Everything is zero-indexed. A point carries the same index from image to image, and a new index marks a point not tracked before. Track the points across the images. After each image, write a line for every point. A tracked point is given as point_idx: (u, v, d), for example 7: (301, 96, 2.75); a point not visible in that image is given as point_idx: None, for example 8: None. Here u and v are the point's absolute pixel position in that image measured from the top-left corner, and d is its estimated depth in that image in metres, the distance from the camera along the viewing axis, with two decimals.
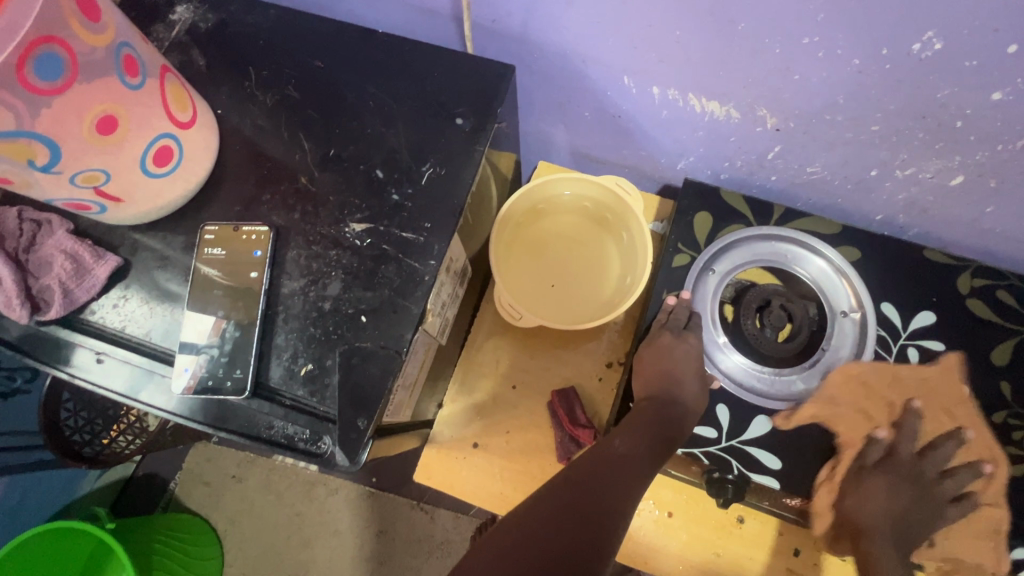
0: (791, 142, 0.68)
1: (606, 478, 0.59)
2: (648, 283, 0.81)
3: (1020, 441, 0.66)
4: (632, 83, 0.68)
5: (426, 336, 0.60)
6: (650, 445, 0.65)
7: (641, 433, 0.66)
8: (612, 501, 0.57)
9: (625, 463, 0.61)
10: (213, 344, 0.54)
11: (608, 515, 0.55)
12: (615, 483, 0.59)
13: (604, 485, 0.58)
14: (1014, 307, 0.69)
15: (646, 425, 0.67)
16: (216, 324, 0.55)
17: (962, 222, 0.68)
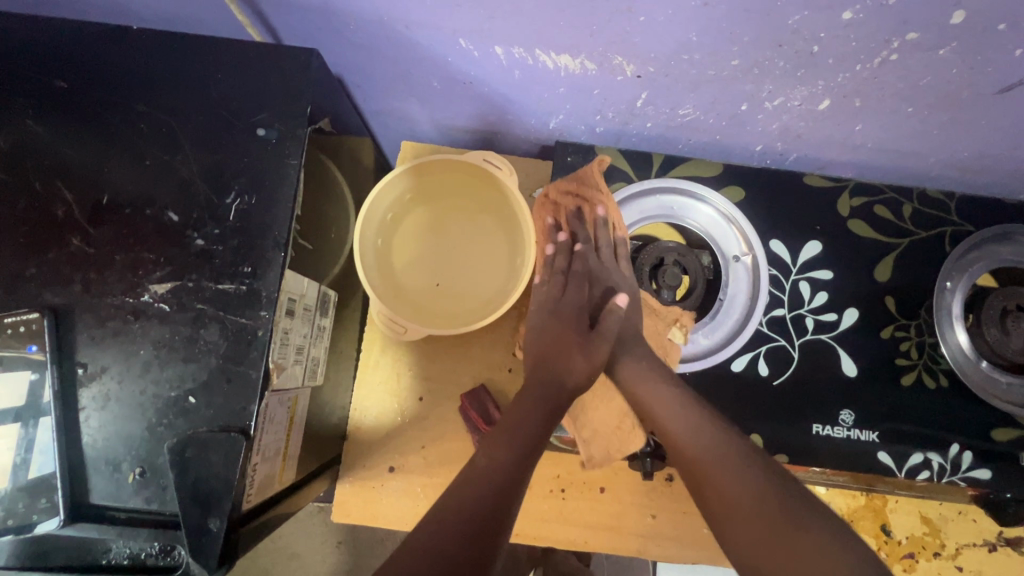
0: (655, 87, 0.61)
1: (452, 530, 0.46)
2: (539, 261, 0.75)
3: (907, 352, 0.67)
4: (471, 45, 0.59)
5: (285, 392, 0.51)
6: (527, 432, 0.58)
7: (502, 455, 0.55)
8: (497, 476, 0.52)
9: (502, 468, 0.53)
10: (28, 408, 0.44)
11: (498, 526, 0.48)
12: (498, 483, 0.52)
13: (465, 513, 0.48)
14: (890, 221, 0.70)
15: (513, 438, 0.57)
16: (28, 384, 0.44)
17: (834, 143, 0.66)
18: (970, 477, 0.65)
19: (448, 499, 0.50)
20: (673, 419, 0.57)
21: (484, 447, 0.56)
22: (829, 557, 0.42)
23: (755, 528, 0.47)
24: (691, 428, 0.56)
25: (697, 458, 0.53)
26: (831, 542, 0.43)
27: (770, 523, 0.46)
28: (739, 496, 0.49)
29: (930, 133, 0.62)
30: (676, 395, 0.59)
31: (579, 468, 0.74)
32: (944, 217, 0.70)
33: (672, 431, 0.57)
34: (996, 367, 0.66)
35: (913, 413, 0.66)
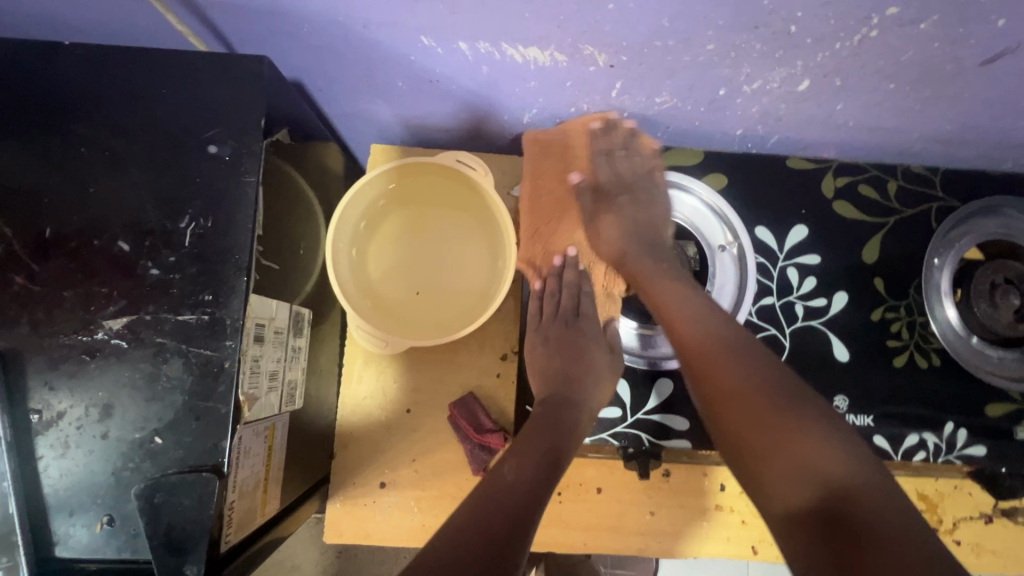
0: (630, 77, 0.59)
1: (475, 524, 0.46)
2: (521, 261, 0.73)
3: (898, 333, 0.66)
4: (434, 42, 0.56)
5: (260, 422, 0.49)
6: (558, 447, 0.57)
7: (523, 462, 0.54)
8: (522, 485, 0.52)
9: (527, 480, 0.52)
10: None
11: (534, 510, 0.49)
12: (523, 490, 0.51)
13: (495, 503, 0.49)
14: (875, 200, 0.69)
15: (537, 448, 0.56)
16: None
17: (816, 123, 0.64)
18: (965, 454, 0.64)
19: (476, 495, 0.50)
20: (685, 319, 0.57)
21: (509, 459, 0.54)
22: (817, 447, 0.44)
23: (749, 415, 0.48)
24: (700, 326, 0.56)
25: (703, 352, 0.54)
26: (817, 428, 0.45)
27: (764, 412, 0.47)
28: (740, 386, 0.50)
29: (912, 108, 0.60)
30: (692, 300, 0.59)
31: (575, 471, 0.73)
32: (929, 192, 0.69)
33: (681, 327, 0.57)
34: (987, 343, 0.66)
35: (907, 394, 0.65)
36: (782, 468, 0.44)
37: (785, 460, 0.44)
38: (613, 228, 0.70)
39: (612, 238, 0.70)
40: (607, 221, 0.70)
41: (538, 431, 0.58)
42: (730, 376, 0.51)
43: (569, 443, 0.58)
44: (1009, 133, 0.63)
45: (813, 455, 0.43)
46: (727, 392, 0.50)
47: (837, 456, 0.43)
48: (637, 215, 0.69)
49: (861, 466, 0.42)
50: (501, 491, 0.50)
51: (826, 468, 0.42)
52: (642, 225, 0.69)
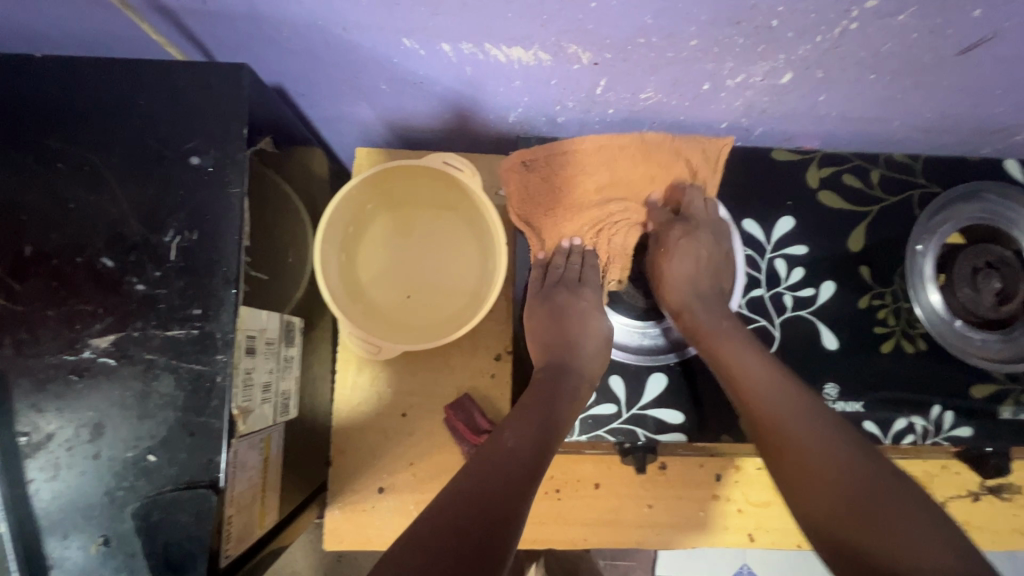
0: (614, 74, 0.59)
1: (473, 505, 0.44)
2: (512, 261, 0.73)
3: (884, 319, 0.67)
4: (416, 44, 0.55)
5: (255, 435, 0.48)
6: (554, 416, 0.57)
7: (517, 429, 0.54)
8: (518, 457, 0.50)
9: (522, 451, 0.51)
10: None
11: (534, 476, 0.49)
12: (523, 460, 0.50)
13: (496, 474, 0.48)
14: (859, 189, 0.69)
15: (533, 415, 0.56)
16: None
17: (799, 115, 0.65)
18: (953, 436, 0.65)
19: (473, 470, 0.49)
20: (759, 387, 0.53)
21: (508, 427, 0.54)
22: (911, 534, 0.39)
23: (840, 499, 0.43)
24: (775, 395, 0.52)
25: (780, 424, 0.50)
26: (909, 507, 0.41)
27: (861, 499, 0.42)
28: (826, 464, 0.46)
29: (894, 98, 0.61)
30: (764, 368, 0.55)
31: (572, 468, 0.73)
32: (911, 180, 0.70)
33: (755, 397, 0.53)
34: (970, 326, 0.68)
35: (894, 379, 0.66)
36: (870, 553, 0.40)
37: (880, 539, 0.40)
38: (683, 271, 0.65)
39: (683, 286, 0.64)
40: (671, 260, 0.66)
41: (537, 401, 0.57)
42: (812, 449, 0.47)
43: (563, 411, 0.58)
44: (992, 118, 0.64)
45: (908, 545, 0.39)
46: (811, 469, 0.46)
47: (933, 538, 0.39)
48: (707, 256, 0.66)
49: (960, 548, 0.38)
50: (499, 457, 0.50)
51: (919, 556, 0.38)
52: (709, 266, 0.66)
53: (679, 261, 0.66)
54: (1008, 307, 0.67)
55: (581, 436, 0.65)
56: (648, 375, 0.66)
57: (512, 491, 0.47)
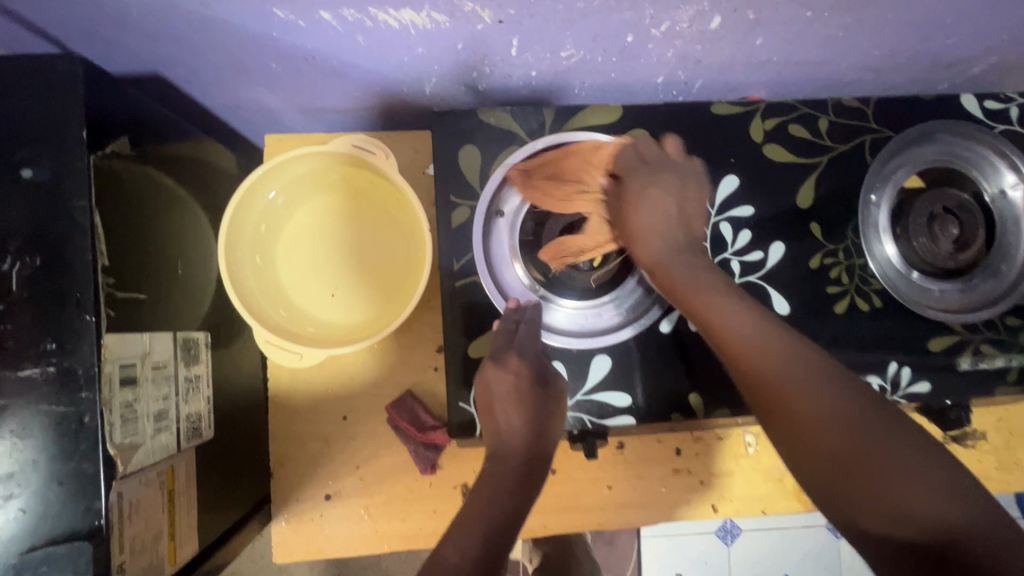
0: (526, 32, 0.53)
1: (499, 495, 0.50)
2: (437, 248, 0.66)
3: (837, 278, 0.63)
4: (292, 15, 0.48)
5: (149, 469, 0.44)
6: (544, 406, 0.57)
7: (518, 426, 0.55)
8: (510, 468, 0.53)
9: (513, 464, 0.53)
10: None
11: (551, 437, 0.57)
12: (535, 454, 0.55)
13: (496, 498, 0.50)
14: (807, 139, 0.64)
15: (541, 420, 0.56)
16: None
17: (736, 62, 0.60)
18: (910, 393, 0.63)
19: (495, 469, 0.53)
20: (745, 335, 0.49)
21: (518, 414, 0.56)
22: (915, 484, 0.38)
23: (867, 469, 0.40)
24: (788, 365, 0.46)
25: (790, 399, 0.45)
26: (921, 467, 0.39)
27: (870, 466, 0.40)
28: (808, 402, 0.44)
29: (834, 37, 0.57)
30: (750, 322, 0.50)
31: None
32: (863, 125, 0.65)
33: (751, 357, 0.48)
34: (927, 278, 0.65)
35: (849, 340, 0.63)
36: (871, 505, 0.39)
37: (874, 499, 0.39)
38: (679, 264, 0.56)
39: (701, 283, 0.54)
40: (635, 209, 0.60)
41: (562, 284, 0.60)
42: (803, 405, 0.44)
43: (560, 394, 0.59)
44: (943, 52, 0.61)
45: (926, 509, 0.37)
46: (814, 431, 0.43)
47: (932, 495, 0.38)
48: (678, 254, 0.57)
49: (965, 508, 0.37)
50: (505, 450, 0.54)
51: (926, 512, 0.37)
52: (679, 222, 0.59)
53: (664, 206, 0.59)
54: (966, 255, 0.65)
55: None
56: (592, 358, 0.61)
57: (528, 477, 0.53)
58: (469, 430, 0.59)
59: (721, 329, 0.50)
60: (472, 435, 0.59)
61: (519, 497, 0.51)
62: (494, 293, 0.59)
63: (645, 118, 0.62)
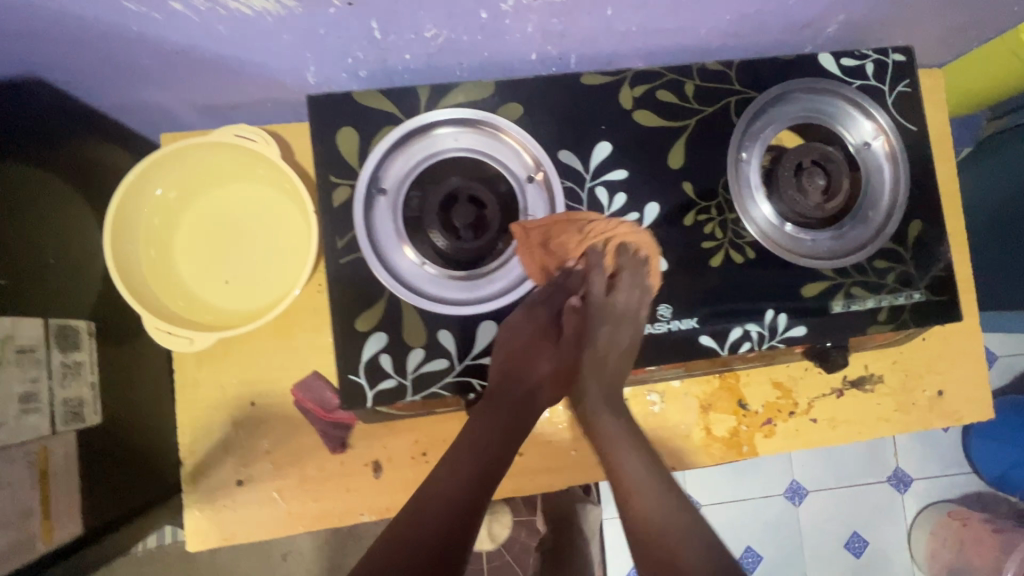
0: (381, 13, 0.56)
1: (437, 508, 0.49)
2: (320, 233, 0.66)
3: (711, 233, 0.66)
4: (141, 7, 0.50)
5: (18, 443, 0.54)
6: (518, 363, 0.63)
7: (475, 435, 0.58)
8: (463, 472, 0.54)
9: (467, 471, 0.54)
10: None
11: (504, 397, 0.61)
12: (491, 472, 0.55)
13: (440, 500, 0.50)
14: (674, 104, 0.67)
15: (495, 407, 0.61)
16: None
17: (596, 32, 0.64)
18: (787, 337, 0.66)
19: (493, 417, 0.60)
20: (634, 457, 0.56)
21: (514, 367, 0.62)
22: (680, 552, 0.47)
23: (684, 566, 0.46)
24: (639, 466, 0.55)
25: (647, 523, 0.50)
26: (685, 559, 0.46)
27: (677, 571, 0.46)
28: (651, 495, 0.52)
29: (680, 4, 0.60)
30: (669, 502, 0.51)
31: (436, 428, 0.72)
32: (728, 87, 0.68)
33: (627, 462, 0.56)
34: (801, 228, 0.69)
35: (726, 291, 0.66)
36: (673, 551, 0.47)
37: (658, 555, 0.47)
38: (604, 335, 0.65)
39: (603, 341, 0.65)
40: (611, 325, 0.65)
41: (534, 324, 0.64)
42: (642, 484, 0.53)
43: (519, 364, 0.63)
44: (790, 13, 0.64)
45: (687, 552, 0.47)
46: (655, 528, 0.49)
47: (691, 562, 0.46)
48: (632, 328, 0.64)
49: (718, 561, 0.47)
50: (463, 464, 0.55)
51: (676, 550, 0.47)
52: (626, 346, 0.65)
53: (548, 363, 0.66)
54: (834, 203, 0.67)
55: (415, 396, 0.61)
56: (479, 323, 0.63)
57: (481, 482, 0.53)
58: (361, 400, 0.61)
59: (605, 432, 0.60)
60: (364, 405, 0.61)
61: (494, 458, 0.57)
62: (375, 266, 0.61)
63: (518, 91, 0.65)
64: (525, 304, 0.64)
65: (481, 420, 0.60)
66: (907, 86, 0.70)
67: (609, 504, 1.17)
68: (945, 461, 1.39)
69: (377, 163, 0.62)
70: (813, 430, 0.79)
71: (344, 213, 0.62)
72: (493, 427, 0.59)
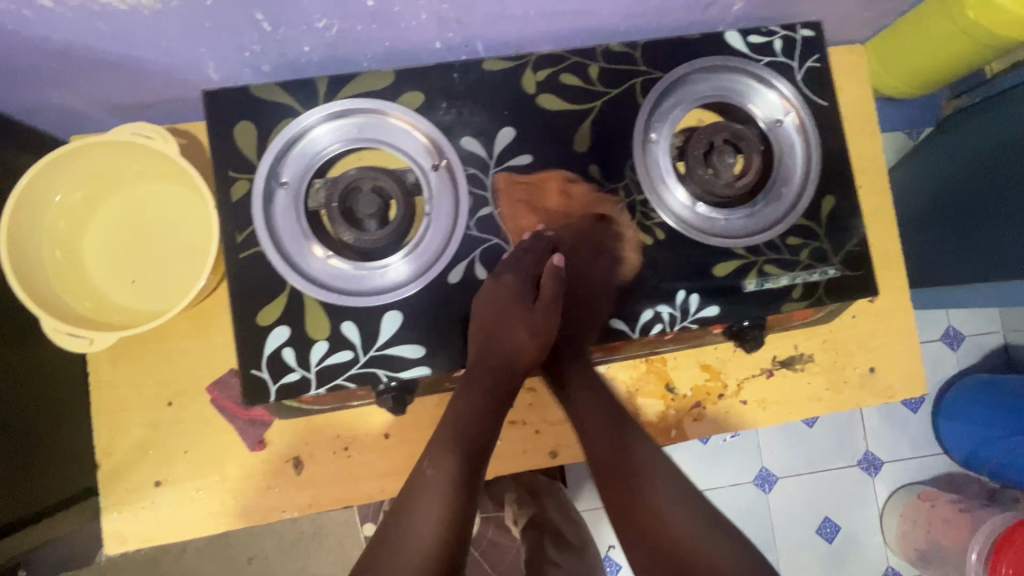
0: (262, 4, 0.55)
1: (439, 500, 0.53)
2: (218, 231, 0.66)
3: (619, 216, 0.66)
4: (8, 4, 0.50)
5: None
6: (511, 320, 0.64)
7: (467, 408, 0.61)
8: (460, 457, 0.57)
9: (465, 452, 0.58)
10: None
11: (495, 359, 0.63)
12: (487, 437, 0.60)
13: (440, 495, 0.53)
14: (578, 87, 0.66)
15: (485, 380, 0.63)
16: None
17: (493, 17, 0.63)
18: (700, 318, 0.66)
19: (480, 384, 0.62)
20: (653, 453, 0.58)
21: (501, 331, 0.63)
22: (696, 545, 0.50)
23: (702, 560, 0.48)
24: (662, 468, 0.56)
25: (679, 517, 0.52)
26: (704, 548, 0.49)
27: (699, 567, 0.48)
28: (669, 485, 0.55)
29: None
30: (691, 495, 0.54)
31: (357, 422, 0.72)
32: (632, 68, 0.67)
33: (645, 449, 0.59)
34: (713, 208, 0.68)
35: (635, 273, 0.65)
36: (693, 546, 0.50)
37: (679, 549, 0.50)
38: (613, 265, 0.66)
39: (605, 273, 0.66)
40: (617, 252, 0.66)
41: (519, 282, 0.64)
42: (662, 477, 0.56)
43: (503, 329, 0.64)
44: None
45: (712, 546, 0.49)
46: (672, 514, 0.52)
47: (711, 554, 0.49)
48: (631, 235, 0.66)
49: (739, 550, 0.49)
50: (460, 430, 0.59)
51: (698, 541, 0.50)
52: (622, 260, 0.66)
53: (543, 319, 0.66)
54: (745, 181, 0.66)
55: (320, 389, 0.61)
56: (383, 313, 0.62)
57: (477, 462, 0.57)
58: (264, 394, 0.60)
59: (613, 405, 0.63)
60: (268, 400, 0.60)
61: (488, 426, 0.61)
62: (275, 258, 0.61)
63: (419, 79, 0.65)
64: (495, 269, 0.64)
65: (474, 384, 0.62)
66: (816, 61, 0.70)
67: (581, 498, 1.18)
68: (915, 443, 1.38)
69: (276, 156, 0.62)
70: (744, 412, 0.78)
71: (243, 208, 0.62)
72: (488, 401, 0.62)
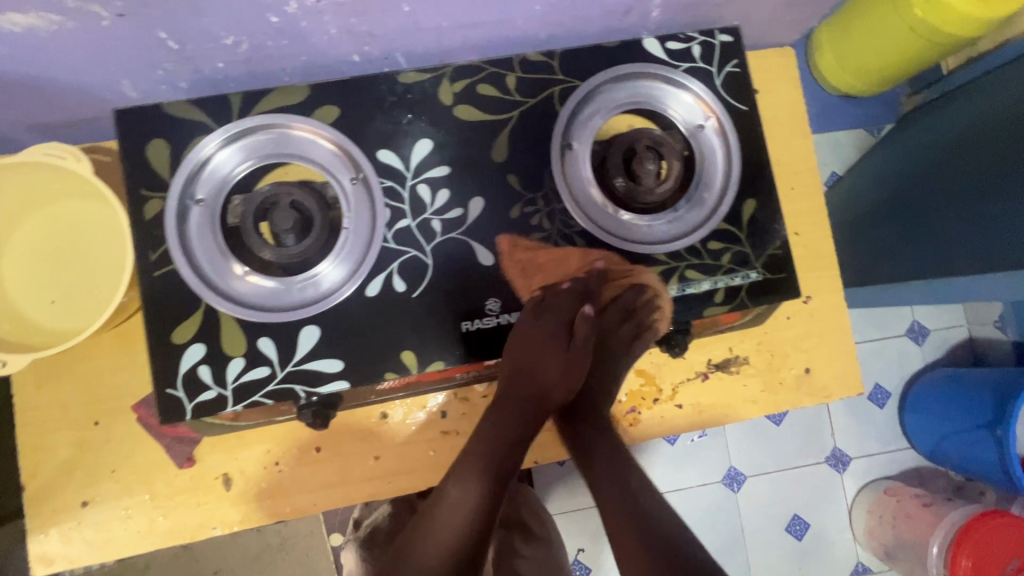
0: (162, 23, 0.55)
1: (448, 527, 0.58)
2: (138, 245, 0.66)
3: (538, 224, 0.66)
4: None
5: None
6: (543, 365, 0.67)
7: (490, 429, 0.66)
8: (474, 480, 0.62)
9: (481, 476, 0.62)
10: None
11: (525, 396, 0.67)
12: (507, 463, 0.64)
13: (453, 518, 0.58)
14: (495, 97, 0.67)
15: (513, 413, 0.67)
16: None
17: (405, 30, 0.63)
18: None
19: (508, 414, 0.66)
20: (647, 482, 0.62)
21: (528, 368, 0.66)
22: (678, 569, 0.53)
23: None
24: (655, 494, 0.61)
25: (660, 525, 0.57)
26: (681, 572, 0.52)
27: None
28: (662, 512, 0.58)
29: None
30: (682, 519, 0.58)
31: (287, 436, 0.71)
32: (549, 77, 0.67)
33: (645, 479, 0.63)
34: (636, 215, 0.68)
35: None
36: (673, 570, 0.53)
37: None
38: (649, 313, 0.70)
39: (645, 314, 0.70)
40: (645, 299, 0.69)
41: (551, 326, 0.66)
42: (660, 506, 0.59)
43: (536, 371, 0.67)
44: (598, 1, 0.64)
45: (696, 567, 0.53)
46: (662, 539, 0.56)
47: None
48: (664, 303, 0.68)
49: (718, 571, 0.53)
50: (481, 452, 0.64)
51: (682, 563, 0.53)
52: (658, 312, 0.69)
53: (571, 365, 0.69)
54: (667, 187, 0.66)
55: (237, 406, 0.61)
56: (300, 327, 0.62)
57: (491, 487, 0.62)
58: (180, 413, 0.60)
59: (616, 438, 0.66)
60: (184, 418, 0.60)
61: (507, 454, 0.65)
62: (188, 276, 0.61)
63: (334, 93, 0.65)
64: (534, 311, 0.66)
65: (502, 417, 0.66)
66: (735, 66, 0.70)
67: (549, 502, 1.19)
68: (882, 438, 1.38)
69: (191, 173, 0.62)
70: (679, 416, 0.78)
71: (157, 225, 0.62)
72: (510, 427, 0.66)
